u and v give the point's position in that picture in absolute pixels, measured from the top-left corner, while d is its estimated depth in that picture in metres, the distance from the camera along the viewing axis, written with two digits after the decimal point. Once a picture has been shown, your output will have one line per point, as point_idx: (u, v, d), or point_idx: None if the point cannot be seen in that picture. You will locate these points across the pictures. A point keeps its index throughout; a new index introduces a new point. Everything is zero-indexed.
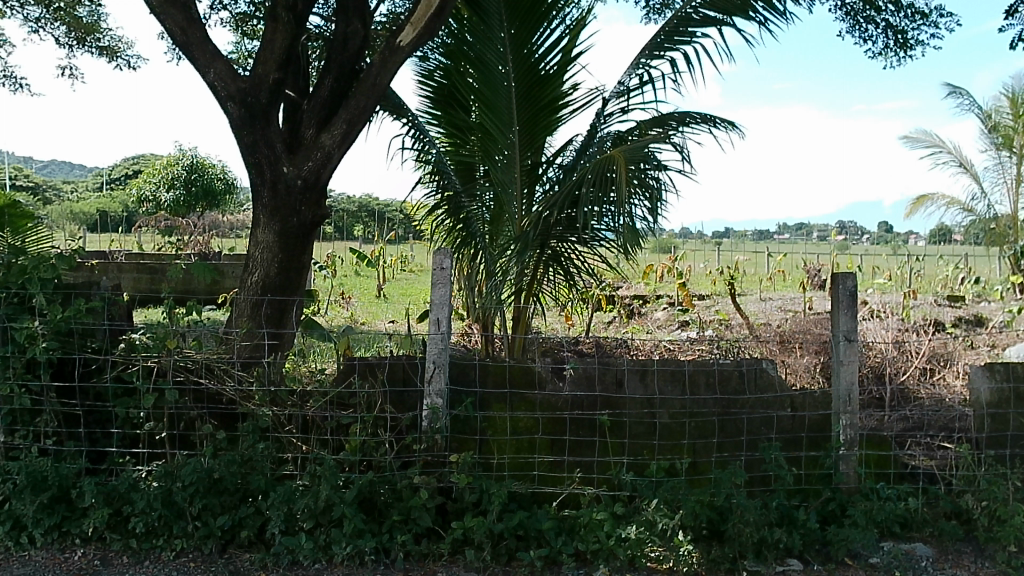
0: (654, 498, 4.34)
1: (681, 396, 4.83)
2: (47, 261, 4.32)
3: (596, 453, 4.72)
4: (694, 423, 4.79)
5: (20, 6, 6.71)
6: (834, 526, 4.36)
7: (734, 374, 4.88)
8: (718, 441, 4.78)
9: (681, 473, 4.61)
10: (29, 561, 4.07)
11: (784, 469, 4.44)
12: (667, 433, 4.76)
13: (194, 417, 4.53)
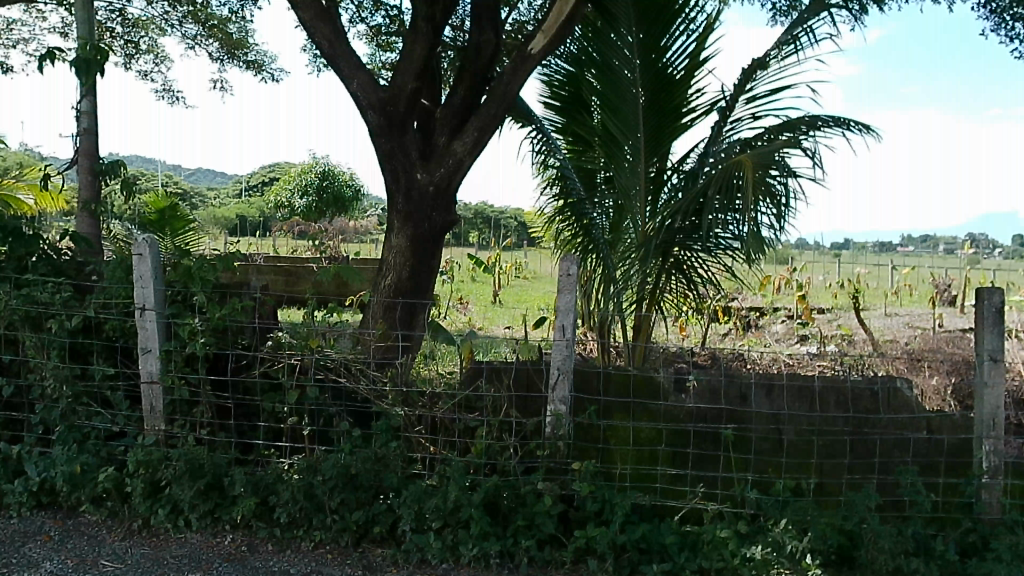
0: (782, 519, 4.19)
1: (810, 413, 4.60)
2: (208, 262, 4.53)
3: (720, 469, 4.57)
4: (823, 441, 4.56)
5: (179, 25, 7.15)
6: (974, 560, 4.05)
7: (867, 392, 4.61)
8: (849, 463, 4.53)
9: (808, 492, 4.40)
10: (186, 542, 4.25)
11: (921, 495, 4.16)
12: (795, 451, 4.56)
13: (333, 414, 4.65)
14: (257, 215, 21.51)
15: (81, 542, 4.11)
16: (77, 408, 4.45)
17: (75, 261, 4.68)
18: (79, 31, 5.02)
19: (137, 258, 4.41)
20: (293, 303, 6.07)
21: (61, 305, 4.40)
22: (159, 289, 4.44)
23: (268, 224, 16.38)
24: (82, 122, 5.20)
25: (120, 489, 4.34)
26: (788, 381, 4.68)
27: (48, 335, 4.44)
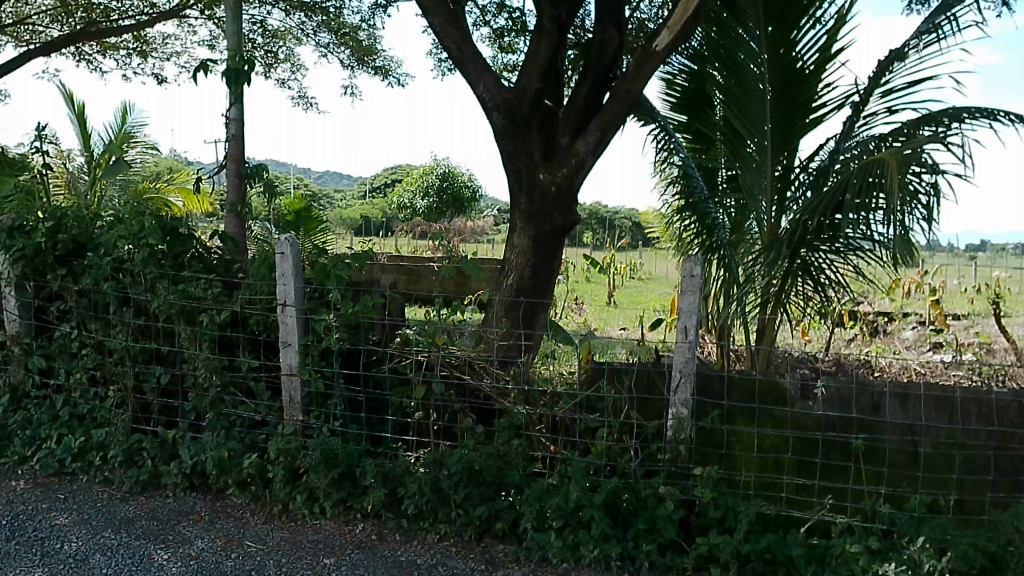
0: (919, 537, 3.96)
1: (949, 425, 4.27)
2: (343, 260, 4.71)
3: (850, 480, 4.29)
4: (964, 456, 4.21)
5: (313, 34, 7.48)
6: None
7: (1014, 404, 4.23)
8: (993, 480, 4.19)
9: (945, 510, 4.13)
10: (320, 528, 4.44)
11: None
12: (931, 465, 4.24)
13: (457, 410, 4.71)
14: (379, 215, 22.25)
15: (227, 523, 4.34)
16: (224, 397, 4.72)
17: (223, 259, 4.97)
18: (229, 42, 5.32)
19: (279, 255, 4.63)
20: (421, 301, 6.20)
21: (213, 299, 4.68)
22: (299, 286, 4.66)
23: (392, 224, 16.93)
24: (231, 128, 5.51)
25: (262, 474, 4.58)
26: (924, 390, 4.34)
27: (200, 328, 4.71)
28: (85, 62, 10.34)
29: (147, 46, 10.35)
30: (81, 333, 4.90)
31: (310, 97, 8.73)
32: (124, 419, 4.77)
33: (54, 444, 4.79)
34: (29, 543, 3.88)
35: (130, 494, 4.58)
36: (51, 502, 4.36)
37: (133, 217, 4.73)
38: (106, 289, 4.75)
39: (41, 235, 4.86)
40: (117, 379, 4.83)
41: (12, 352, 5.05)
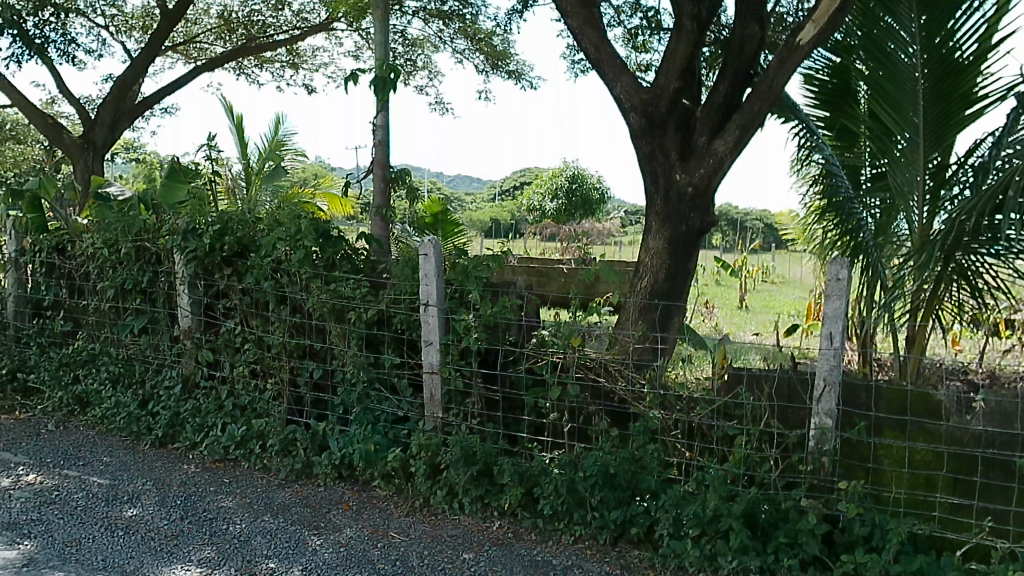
0: None
1: None
2: (483, 262, 4.82)
3: (1012, 503, 3.91)
4: None
5: (450, 40, 7.67)
6: None
7: None
8: None
9: None
10: (459, 523, 4.54)
11: None
12: None
13: (592, 412, 4.65)
14: (508, 217, 22.55)
15: (373, 514, 4.51)
16: (370, 392, 4.92)
17: (369, 260, 5.18)
18: (376, 52, 5.54)
19: (422, 257, 4.75)
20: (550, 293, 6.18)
21: (361, 299, 4.88)
22: (440, 286, 4.78)
23: (522, 226, 17.15)
24: (377, 135, 5.75)
25: (405, 468, 4.72)
26: None
27: (350, 325, 4.94)
28: (244, 75, 11.08)
29: (298, 58, 10.97)
30: (244, 328, 5.23)
31: (446, 102, 9.01)
32: (280, 410, 5.05)
33: (219, 432, 5.13)
34: (200, 522, 4.17)
35: (286, 482, 4.85)
36: (217, 486, 4.68)
37: (290, 221, 5.03)
38: (267, 288, 5.06)
39: (210, 238, 5.24)
40: (275, 372, 5.12)
41: (184, 346, 5.43)
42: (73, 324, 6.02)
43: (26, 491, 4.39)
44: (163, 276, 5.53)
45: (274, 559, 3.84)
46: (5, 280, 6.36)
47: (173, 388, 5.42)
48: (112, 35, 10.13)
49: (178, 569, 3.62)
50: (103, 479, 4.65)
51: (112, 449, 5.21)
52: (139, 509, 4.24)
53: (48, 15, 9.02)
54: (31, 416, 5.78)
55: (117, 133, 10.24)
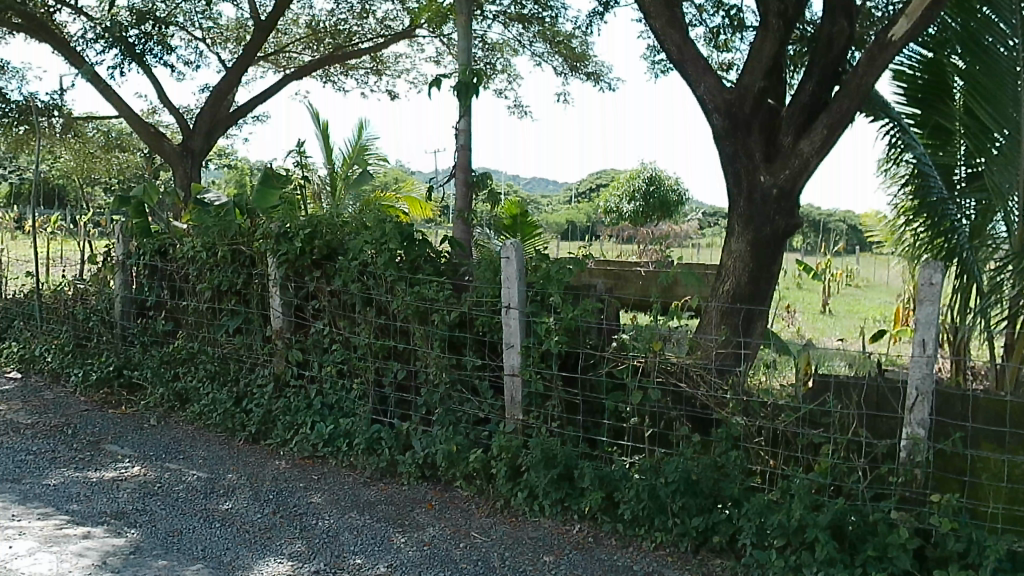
0: None
1: None
2: (565, 266, 4.86)
3: None
4: None
5: (530, 44, 7.73)
6: None
7: None
8: None
9: None
10: (539, 526, 4.53)
11: None
12: None
13: (673, 418, 4.59)
14: (585, 219, 22.49)
15: (455, 514, 4.57)
16: (452, 393, 4.99)
17: (451, 263, 5.26)
18: (459, 57, 5.62)
19: (504, 260, 4.79)
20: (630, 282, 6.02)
21: (444, 301, 4.96)
22: (522, 289, 4.80)
23: (599, 229, 17.08)
24: (460, 139, 5.85)
25: (486, 470, 4.76)
26: None
27: (433, 327, 5.01)
28: (331, 83, 11.38)
29: (381, 65, 11.22)
30: (332, 329, 5.38)
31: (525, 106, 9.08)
32: (366, 410, 5.17)
33: (308, 430, 5.28)
34: (290, 516, 4.31)
35: (371, 480, 4.96)
36: (306, 482, 4.82)
37: (377, 224, 5.17)
38: (354, 291, 5.19)
39: (301, 241, 5.42)
40: (360, 372, 5.24)
41: (276, 345, 5.61)
42: (173, 324, 6.29)
43: (131, 482, 4.62)
44: (256, 278, 5.73)
45: (361, 556, 3.93)
46: (112, 282, 6.67)
47: (265, 386, 5.61)
48: (208, 47, 10.55)
49: (271, 562, 3.75)
50: (201, 473, 4.85)
51: (208, 444, 5.43)
52: (234, 503, 4.40)
53: (149, 29, 9.45)
54: (135, 411, 6.06)
55: (213, 141, 10.64)
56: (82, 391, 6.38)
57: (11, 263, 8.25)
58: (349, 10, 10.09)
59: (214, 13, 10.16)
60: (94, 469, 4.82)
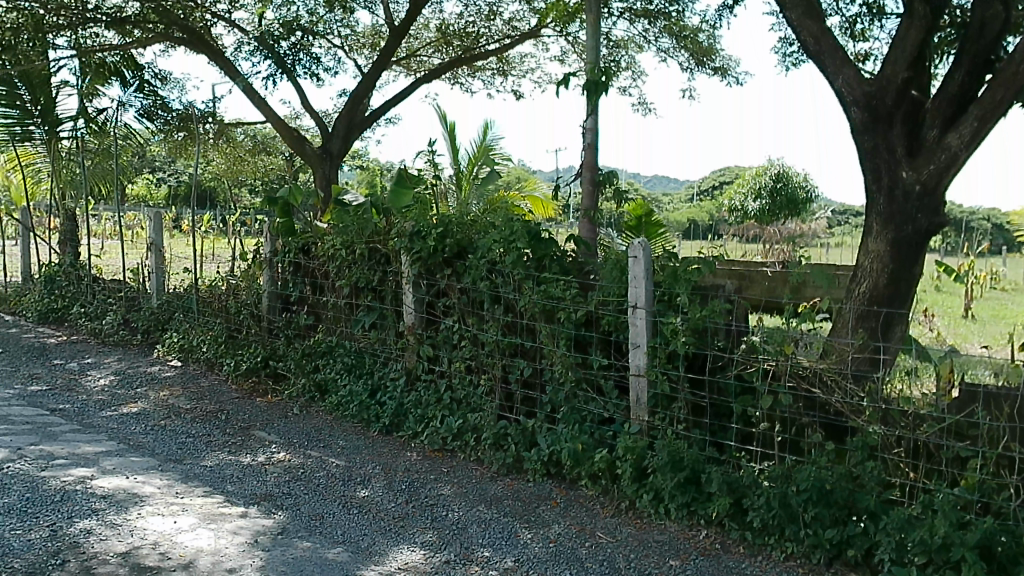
0: None
1: None
2: (693, 264, 4.76)
3: None
4: None
5: (655, 40, 7.69)
6: None
7: None
8: None
9: None
10: (665, 530, 4.44)
11: None
12: None
13: (805, 424, 4.38)
14: (708, 217, 22.00)
15: (580, 512, 4.58)
16: (577, 392, 5.01)
17: (577, 261, 5.29)
18: (587, 55, 5.65)
19: (632, 259, 4.77)
20: (752, 286, 5.80)
21: (570, 300, 4.99)
22: (649, 289, 4.76)
23: (725, 228, 16.64)
24: (586, 137, 5.92)
25: (612, 470, 4.73)
26: None
27: (559, 325, 5.05)
28: (458, 84, 11.64)
29: (507, 65, 11.38)
30: (461, 326, 5.51)
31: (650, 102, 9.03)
32: (493, 406, 5.27)
33: (438, 423, 5.43)
34: (422, 506, 4.45)
35: (497, 475, 5.04)
36: (436, 474, 4.96)
37: (505, 223, 5.27)
38: (483, 288, 5.31)
39: (433, 240, 5.58)
40: (488, 369, 5.35)
41: (408, 340, 5.81)
42: (314, 318, 6.63)
43: (278, 466, 4.91)
44: (390, 276, 5.96)
45: (489, 549, 4.01)
46: (260, 278, 7.08)
47: (398, 379, 5.82)
48: (346, 53, 10.95)
49: (405, 550, 3.88)
50: (339, 461, 5.09)
51: (345, 434, 5.68)
52: (370, 491, 4.60)
53: (296, 39, 9.96)
54: (281, 400, 6.42)
55: (350, 143, 11.07)
56: (234, 379, 6.83)
57: (173, 259, 8.93)
58: (477, 12, 10.28)
59: (352, 20, 10.55)
60: (245, 453, 5.15)
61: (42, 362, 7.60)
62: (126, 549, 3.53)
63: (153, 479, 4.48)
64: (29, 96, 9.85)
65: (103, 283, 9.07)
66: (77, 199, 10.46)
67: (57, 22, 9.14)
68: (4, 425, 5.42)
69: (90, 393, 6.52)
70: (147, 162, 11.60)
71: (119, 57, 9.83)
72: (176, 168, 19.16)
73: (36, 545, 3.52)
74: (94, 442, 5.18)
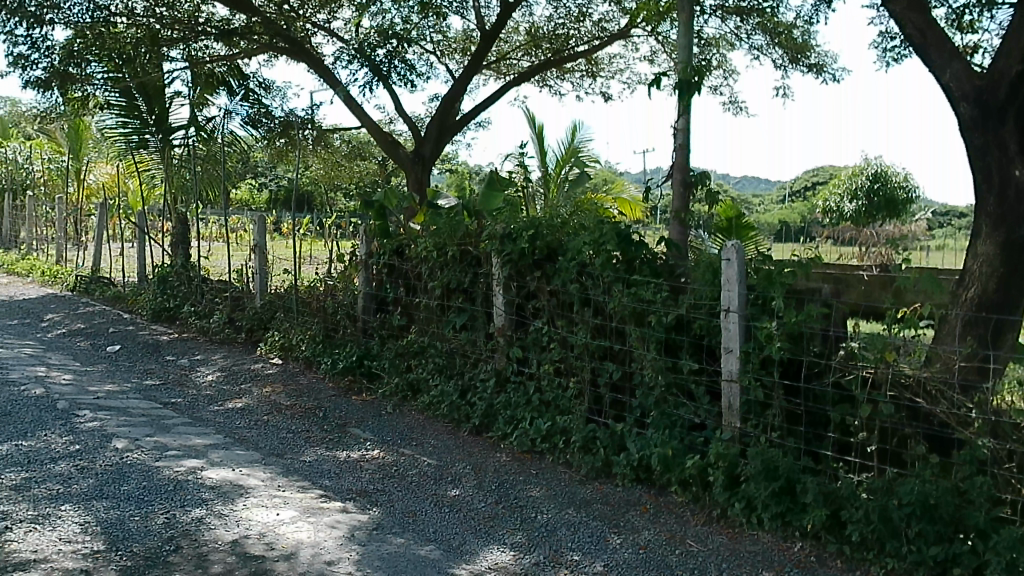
0: None
1: None
2: (788, 267, 4.63)
3: None
4: None
5: (748, 37, 7.55)
6: None
7: None
8: None
9: None
10: (758, 541, 4.30)
11: None
12: None
13: (907, 435, 4.15)
14: (801, 220, 21.33)
15: (670, 519, 4.52)
16: (668, 397, 4.96)
17: (668, 264, 5.24)
18: (680, 55, 5.59)
19: (725, 262, 4.68)
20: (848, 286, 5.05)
21: (661, 303, 4.96)
22: (743, 292, 4.67)
23: (820, 231, 16.06)
24: (678, 138, 5.85)
25: (703, 476, 4.63)
26: None
27: (649, 329, 5.02)
28: (546, 87, 11.67)
29: (595, 67, 11.35)
30: (551, 328, 5.54)
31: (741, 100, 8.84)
32: (582, 409, 5.27)
33: (527, 425, 5.46)
34: (512, 507, 4.50)
35: (586, 478, 5.03)
36: (525, 476, 4.99)
37: (596, 225, 5.27)
38: (573, 290, 5.33)
39: (524, 242, 5.63)
40: (577, 371, 5.36)
41: (498, 342, 5.87)
42: (407, 319, 6.78)
43: (373, 463, 5.05)
44: (481, 278, 6.04)
45: (578, 552, 4.02)
46: (356, 279, 7.29)
47: (488, 380, 5.89)
48: (438, 59, 11.12)
49: (495, 550, 3.93)
50: (431, 459, 5.18)
51: (437, 433, 5.78)
52: (461, 490, 4.67)
53: (391, 46, 10.19)
54: (374, 399, 6.58)
55: (442, 146, 11.27)
56: (331, 377, 7.04)
57: (275, 261, 9.30)
58: (566, 14, 10.28)
59: (444, 26, 10.75)
60: (343, 449, 5.32)
61: (156, 358, 8.06)
62: (234, 538, 3.70)
63: (257, 472, 4.68)
64: (147, 106, 10.52)
65: (210, 283, 9.52)
66: (186, 203, 11.02)
67: (171, 36, 9.69)
68: (123, 415, 5.78)
69: (199, 388, 6.86)
70: (250, 168, 12.10)
71: (226, 68, 10.28)
72: (276, 173, 19.91)
73: (152, 531, 3.73)
74: (204, 435, 5.44)
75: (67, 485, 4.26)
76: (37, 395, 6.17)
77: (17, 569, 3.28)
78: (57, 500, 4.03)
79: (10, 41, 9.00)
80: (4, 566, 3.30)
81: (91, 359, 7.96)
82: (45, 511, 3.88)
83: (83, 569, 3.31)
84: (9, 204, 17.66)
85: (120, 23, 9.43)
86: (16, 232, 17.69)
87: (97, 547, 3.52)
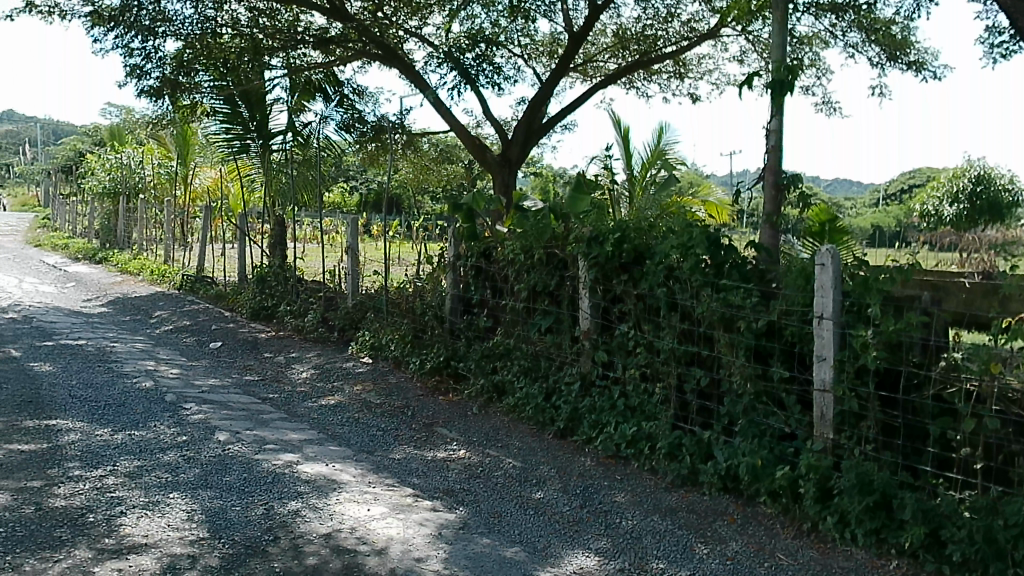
0: None
1: None
2: (886, 272, 4.46)
3: None
4: None
5: (843, 34, 7.31)
6: None
7: None
8: None
9: None
10: (852, 557, 4.13)
11: None
12: None
13: (1015, 452, 3.95)
14: (897, 224, 20.49)
15: (759, 530, 4.41)
16: (757, 405, 4.85)
17: (758, 269, 5.12)
18: (773, 54, 5.47)
19: (819, 267, 4.56)
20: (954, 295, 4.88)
21: (751, 308, 4.86)
22: (838, 298, 4.52)
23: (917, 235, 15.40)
24: (770, 140, 5.75)
25: (793, 488, 4.50)
26: None
27: (738, 335, 4.93)
28: (633, 88, 11.59)
29: (683, 68, 11.21)
30: (637, 333, 5.49)
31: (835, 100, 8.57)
32: (668, 415, 5.20)
33: (612, 430, 5.42)
34: (597, 512, 4.48)
35: (671, 486, 4.96)
36: (610, 481, 4.97)
37: (684, 228, 5.20)
38: (660, 294, 5.29)
39: (611, 245, 5.61)
40: (663, 377, 5.31)
41: (583, 345, 5.86)
42: (493, 321, 6.84)
43: (459, 463, 5.12)
44: (568, 281, 6.05)
45: (664, 561, 3.97)
46: (443, 280, 7.40)
47: (572, 384, 5.88)
48: (526, 61, 11.16)
49: (580, 555, 3.92)
50: (516, 462, 5.22)
51: (521, 435, 5.81)
52: (546, 493, 4.69)
53: (479, 50, 10.31)
54: (461, 399, 6.68)
55: (528, 150, 11.33)
56: (419, 377, 7.17)
57: (365, 262, 9.54)
58: (654, 15, 10.17)
59: (531, 29, 10.79)
60: (430, 448, 5.41)
61: (254, 355, 8.38)
62: (328, 531, 3.82)
63: (349, 467, 4.82)
64: (248, 113, 10.95)
65: (305, 283, 9.84)
66: (281, 205, 11.43)
67: (271, 45, 9.89)
68: (225, 409, 6.04)
69: (295, 385, 7.11)
70: (342, 171, 12.45)
71: (322, 75, 10.61)
72: (364, 177, 20.41)
73: (252, 521, 3.89)
74: (299, 430, 5.63)
75: (175, 474, 4.48)
76: (146, 387, 6.51)
77: (131, 552, 3.48)
78: (166, 488, 4.24)
79: (126, 53, 9.51)
80: (119, 548, 3.50)
81: (195, 354, 8.35)
82: (155, 499, 4.10)
83: (189, 555, 3.48)
84: (123, 206, 18.68)
85: (225, 33, 9.84)
86: (130, 234, 18.72)
87: (202, 535, 3.69)
